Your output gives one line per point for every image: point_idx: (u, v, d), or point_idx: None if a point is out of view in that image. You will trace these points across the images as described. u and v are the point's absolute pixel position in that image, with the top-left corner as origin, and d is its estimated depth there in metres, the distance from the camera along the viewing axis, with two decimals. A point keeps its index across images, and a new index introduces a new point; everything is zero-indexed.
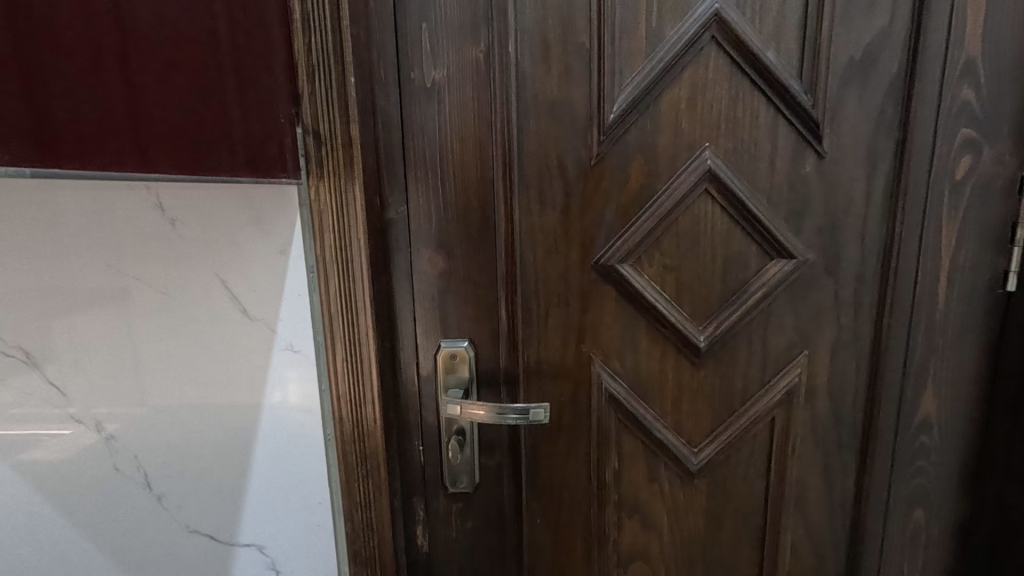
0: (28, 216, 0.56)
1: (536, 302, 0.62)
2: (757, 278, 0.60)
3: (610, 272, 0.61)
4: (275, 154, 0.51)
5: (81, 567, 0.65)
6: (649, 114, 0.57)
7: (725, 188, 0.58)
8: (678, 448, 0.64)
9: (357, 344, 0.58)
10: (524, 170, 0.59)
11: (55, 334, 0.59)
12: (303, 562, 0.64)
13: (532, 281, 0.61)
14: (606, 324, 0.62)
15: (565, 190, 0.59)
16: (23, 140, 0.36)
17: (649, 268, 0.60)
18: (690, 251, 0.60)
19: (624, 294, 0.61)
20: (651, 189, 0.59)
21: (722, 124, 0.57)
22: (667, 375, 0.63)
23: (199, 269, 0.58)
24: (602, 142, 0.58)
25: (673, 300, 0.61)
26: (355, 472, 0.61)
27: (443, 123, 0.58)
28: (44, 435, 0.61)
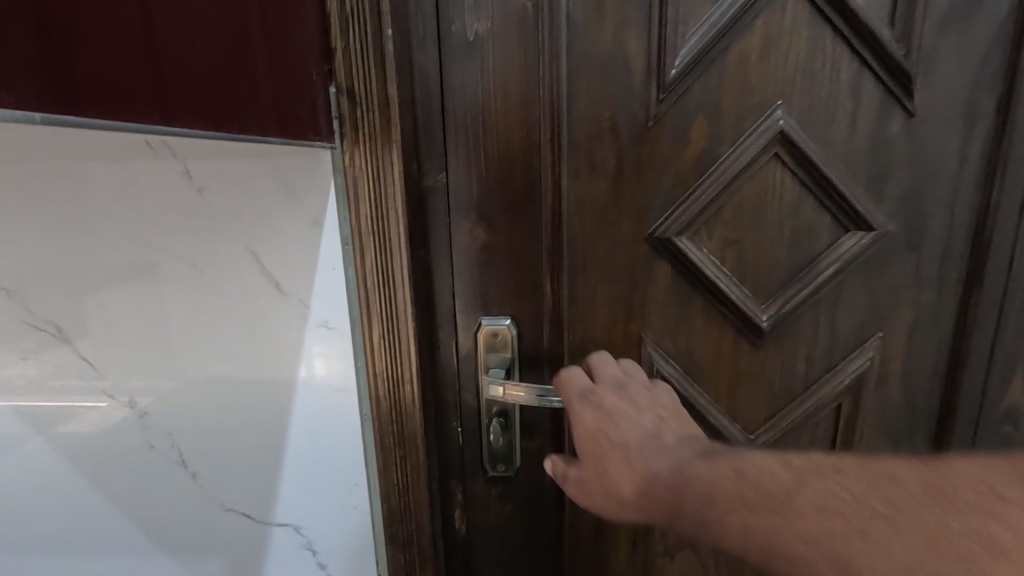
0: (55, 183, 0.54)
1: (584, 278, 0.57)
2: (831, 252, 0.54)
3: (667, 246, 0.56)
4: (308, 116, 0.47)
5: (118, 542, 0.65)
6: (715, 70, 0.51)
7: (798, 151, 0.52)
8: (734, 436, 0.60)
9: (394, 321, 0.55)
10: (574, 133, 0.54)
11: (86, 307, 0.57)
12: (339, 544, 0.63)
13: (580, 255, 0.57)
14: (659, 301, 0.57)
15: (619, 155, 0.54)
16: (29, 80, 0.30)
17: (708, 241, 0.55)
18: (755, 222, 0.54)
19: (680, 268, 0.56)
20: (715, 153, 0.53)
21: (799, 78, 0.51)
22: (724, 357, 0.58)
23: (229, 240, 0.55)
24: (660, 101, 0.52)
25: (733, 275, 0.56)
26: (391, 455, 0.58)
27: (485, 81, 0.53)
28: (78, 408, 0.60)
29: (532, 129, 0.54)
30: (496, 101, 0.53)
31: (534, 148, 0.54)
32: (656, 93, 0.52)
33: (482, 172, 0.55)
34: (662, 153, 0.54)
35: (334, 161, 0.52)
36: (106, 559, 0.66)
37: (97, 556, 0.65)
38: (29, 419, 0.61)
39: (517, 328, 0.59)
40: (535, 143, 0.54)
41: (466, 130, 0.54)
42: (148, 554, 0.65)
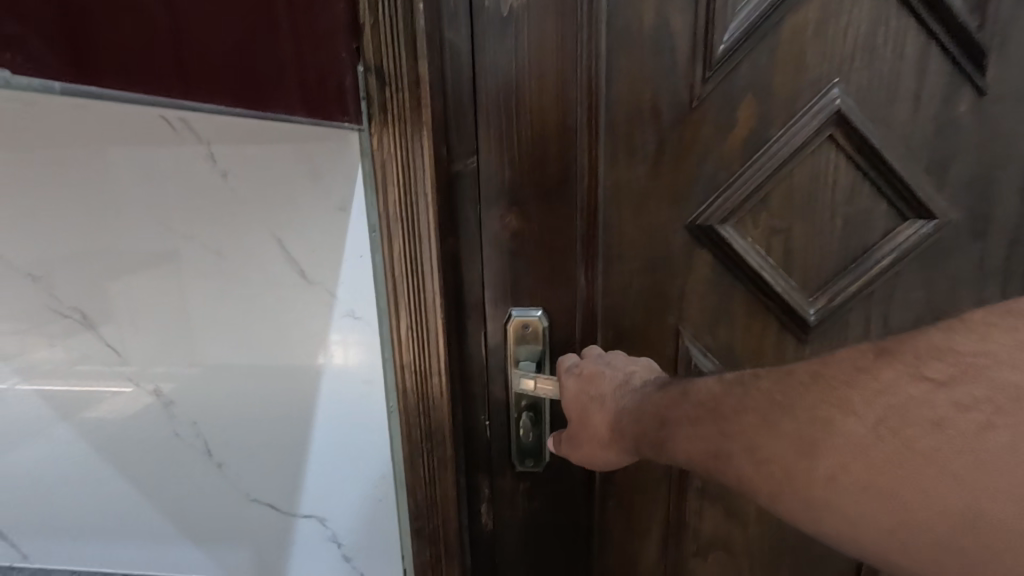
0: (78, 167, 0.53)
1: (620, 267, 0.55)
2: (886, 242, 0.52)
3: (710, 235, 0.53)
4: (335, 96, 0.45)
5: (144, 529, 0.65)
6: (766, 45, 0.48)
7: (855, 133, 0.49)
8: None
9: (423, 312, 0.53)
10: (612, 114, 0.51)
11: (111, 293, 0.56)
12: (364, 537, 0.61)
13: (616, 243, 0.54)
14: (699, 293, 0.55)
15: (660, 137, 0.51)
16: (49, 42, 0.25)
17: (754, 230, 0.52)
18: (804, 210, 0.52)
19: (723, 259, 0.53)
20: (763, 135, 0.50)
21: (858, 53, 0.48)
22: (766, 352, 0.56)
23: (254, 227, 0.53)
24: (706, 79, 0.49)
25: (779, 266, 0.53)
26: (419, 449, 0.57)
27: (521, 59, 0.50)
28: (106, 393, 0.60)
29: (569, 109, 0.51)
30: (531, 80, 0.50)
31: (569, 130, 0.51)
32: (701, 71, 0.49)
33: (515, 156, 0.52)
34: (706, 135, 0.51)
35: (361, 145, 0.50)
36: (132, 546, 0.66)
37: (124, 543, 0.66)
38: (56, 405, 0.61)
39: (548, 320, 0.56)
40: (571, 124, 0.51)
41: (498, 110, 0.51)
42: (174, 543, 0.65)
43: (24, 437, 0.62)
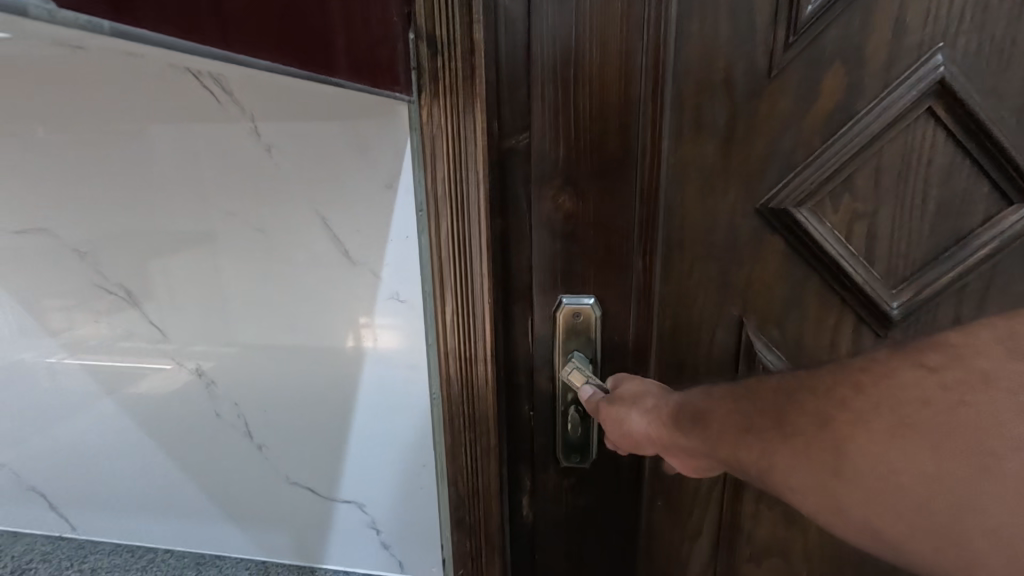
0: (122, 141, 0.52)
1: (681, 251, 0.52)
2: (985, 230, 0.47)
3: (782, 218, 0.49)
4: (387, 64, 0.42)
5: (185, 506, 0.65)
6: (861, 5, 0.44)
7: (956, 105, 0.45)
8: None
9: (470, 296, 0.50)
10: (680, 83, 0.47)
11: (152, 271, 0.56)
12: (403, 526, 0.60)
13: (677, 225, 0.51)
14: (768, 282, 0.51)
15: (733, 109, 0.47)
16: None
17: (833, 215, 0.49)
18: (891, 192, 0.47)
19: (799, 248, 0.50)
20: (850, 107, 0.46)
21: (967, 12, 0.43)
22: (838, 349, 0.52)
23: (297, 205, 0.51)
24: (789, 45, 0.45)
25: (860, 254, 0.49)
26: (463, 439, 0.55)
27: (582, 22, 0.46)
28: (149, 369, 0.59)
29: (633, 79, 0.47)
30: (595, 48, 0.46)
31: (628, 99, 0.47)
32: (784, 36, 0.45)
33: (571, 131, 0.49)
34: (784, 108, 0.47)
35: (410, 118, 0.47)
36: (174, 523, 0.66)
37: (167, 519, 0.66)
38: (101, 381, 0.61)
39: (602, 309, 0.53)
40: (635, 95, 0.47)
41: (554, 81, 0.48)
42: (214, 522, 0.65)
43: (72, 411, 0.63)
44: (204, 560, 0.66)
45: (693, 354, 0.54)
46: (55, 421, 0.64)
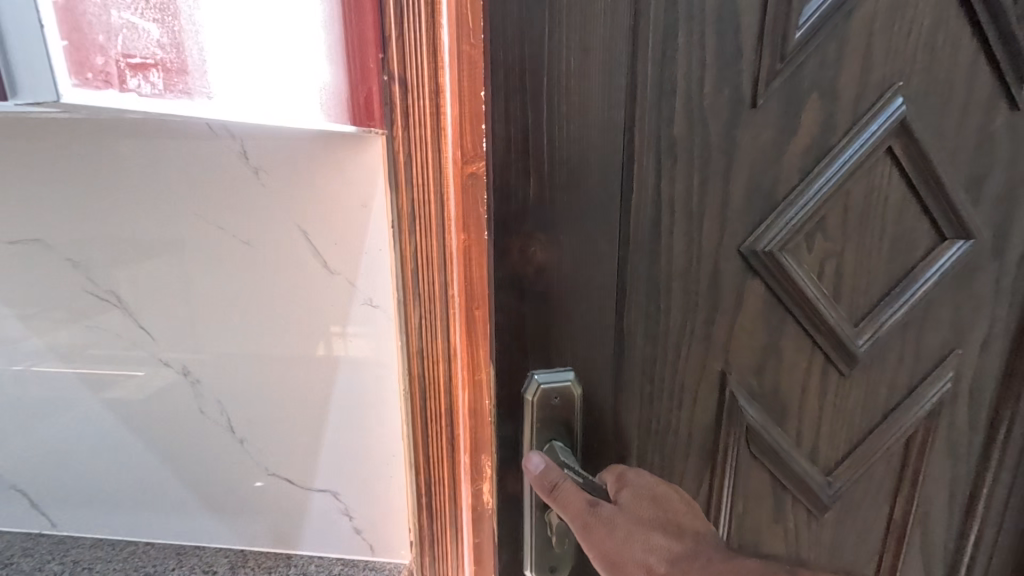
0: (119, 160, 0.57)
1: (662, 301, 0.48)
2: (926, 266, 0.50)
3: (769, 264, 0.48)
4: (363, 102, 0.51)
5: (167, 500, 0.69)
6: (839, 37, 0.43)
7: (913, 145, 0.46)
8: (795, 461, 0.54)
9: (438, 302, 0.57)
10: (674, 114, 0.43)
11: (124, 282, 0.61)
12: (375, 512, 0.67)
13: (666, 269, 0.47)
14: (745, 329, 0.49)
15: (716, 140, 0.44)
16: (171, 75, 0.24)
17: (809, 256, 0.48)
18: (856, 233, 0.48)
19: (779, 291, 0.49)
20: (821, 145, 0.45)
21: (920, 55, 0.44)
22: (807, 387, 0.52)
23: (278, 219, 0.57)
24: (778, 71, 0.43)
25: (829, 294, 0.49)
26: (423, 429, 0.61)
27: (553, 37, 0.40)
28: (118, 375, 0.64)
29: (616, 107, 0.42)
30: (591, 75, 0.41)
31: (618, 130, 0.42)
32: (772, 64, 0.43)
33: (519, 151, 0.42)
34: (763, 142, 0.45)
35: (385, 149, 0.54)
36: (156, 516, 0.70)
37: (149, 513, 0.70)
38: (90, 380, 0.65)
39: (581, 361, 0.48)
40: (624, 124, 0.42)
41: (535, 115, 0.42)
42: (195, 514, 0.69)
43: (59, 408, 0.66)
44: (184, 551, 0.70)
45: (671, 406, 0.51)
46: (40, 417, 0.67)
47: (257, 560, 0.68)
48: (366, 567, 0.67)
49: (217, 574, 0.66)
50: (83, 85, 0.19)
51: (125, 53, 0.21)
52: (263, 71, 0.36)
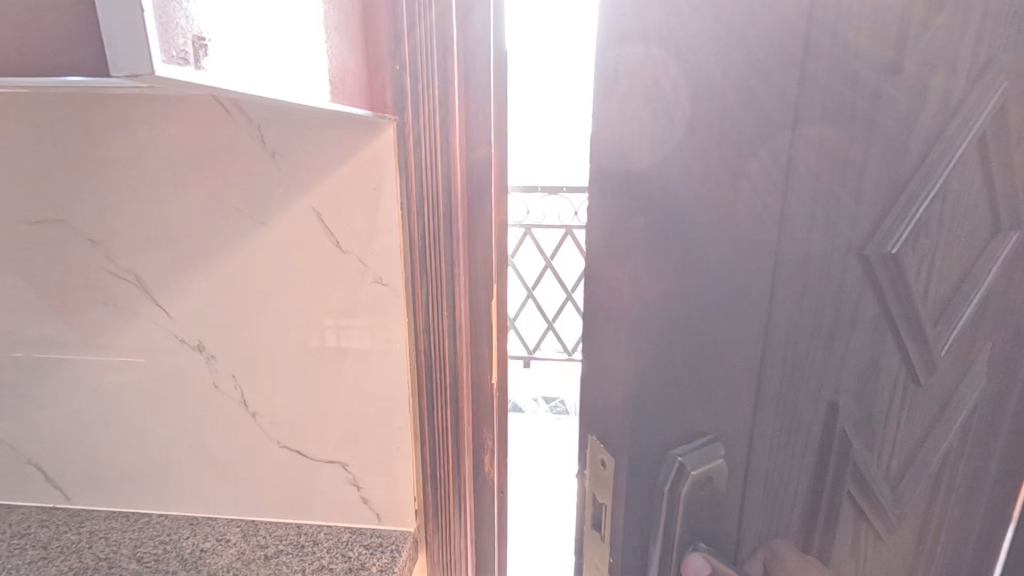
0: (140, 144, 0.59)
1: (793, 334, 0.31)
2: None
3: (890, 262, 0.32)
4: (369, 91, 0.53)
5: (180, 474, 0.71)
6: None
7: None
8: (882, 498, 0.38)
9: (444, 280, 0.61)
10: (832, 72, 0.27)
11: (141, 262, 0.63)
12: (380, 483, 0.69)
13: (801, 304, 0.31)
14: (854, 349, 0.33)
15: (856, 128, 0.29)
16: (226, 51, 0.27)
17: (934, 247, 0.33)
18: (976, 226, 0.34)
19: (895, 307, 0.33)
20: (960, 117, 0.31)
21: None
22: (903, 430, 0.37)
23: (294, 200, 0.59)
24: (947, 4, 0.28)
25: (941, 297, 0.35)
26: (429, 400, 0.65)
27: None
28: (134, 352, 0.67)
29: (759, 55, 0.26)
30: (709, 50, 0.26)
31: (744, 118, 0.27)
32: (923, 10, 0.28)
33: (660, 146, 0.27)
34: (900, 109, 0.29)
35: (395, 135, 0.57)
36: (169, 489, 0.72)
37: (162, 485, 0.72)
38: (107, 356, 0.67)
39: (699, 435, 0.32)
40: (763, 112, 0.27)
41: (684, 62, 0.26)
42: (207, 486, 0.72)
43: (78, 384, 0.69)
44: (197, 521, 0.73)
45: (793, 481, 0.35)
46: (58, 391, 0.69)
47: (267, 529, 0.71)
48: (372, 534, 0.70)
49: (231, 542, 0.69)
50: (168, 62, 0.23)
51: (199, 36, 0.25)
52: (300, 46, 0.38)
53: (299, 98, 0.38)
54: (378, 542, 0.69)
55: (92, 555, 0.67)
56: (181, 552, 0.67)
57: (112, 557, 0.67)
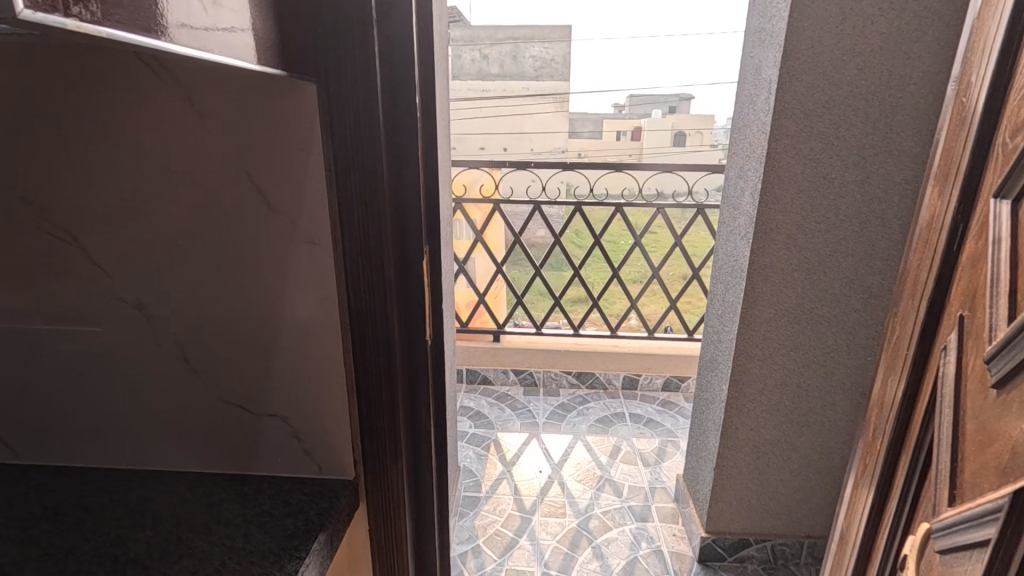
0: (57, 101, 0.58)
1: None
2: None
3: None
4: (294, 54, 0.56)
5: (123, 429, 0.73)
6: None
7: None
8: None
9: (372, 239, 0.64)
10: None
11: (69, 220, 0.63)
12: (320, 434, 0.72)
13: None
14: None
15: None
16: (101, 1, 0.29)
17: None
18: None
19: None
20: None
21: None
22: None
23: (222, 160, 0.61)
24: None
25: None
26: (361, 354, 0.69)
27: None
28: (72, 310, 0.68)
29: None
30: None
31: None
32: None
33: None
34: None
35: (320, 97, 0.59)
36: (114, 444, 0.74)
37: (107, 441, 0.74)
38: (45, 314, 0.68)
39: None
40: None
41: None
42: (153, 441, 0.74)
43: (17, 343, 0.69)
44: (143, 474, 0.75)
45: None
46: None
47: (213, 480, 0.74)
48: (314, 483, 0.74)
49: (178, 491, 0.72)
50: (33, 9, 0.25)
51: None
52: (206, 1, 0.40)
53: (205, 51, 0.41)
54: (319, 489, 0.73)
55: (41, 505, 0.69)
56: (128, 502, 0.70)
57: (60, 507, 0.69)
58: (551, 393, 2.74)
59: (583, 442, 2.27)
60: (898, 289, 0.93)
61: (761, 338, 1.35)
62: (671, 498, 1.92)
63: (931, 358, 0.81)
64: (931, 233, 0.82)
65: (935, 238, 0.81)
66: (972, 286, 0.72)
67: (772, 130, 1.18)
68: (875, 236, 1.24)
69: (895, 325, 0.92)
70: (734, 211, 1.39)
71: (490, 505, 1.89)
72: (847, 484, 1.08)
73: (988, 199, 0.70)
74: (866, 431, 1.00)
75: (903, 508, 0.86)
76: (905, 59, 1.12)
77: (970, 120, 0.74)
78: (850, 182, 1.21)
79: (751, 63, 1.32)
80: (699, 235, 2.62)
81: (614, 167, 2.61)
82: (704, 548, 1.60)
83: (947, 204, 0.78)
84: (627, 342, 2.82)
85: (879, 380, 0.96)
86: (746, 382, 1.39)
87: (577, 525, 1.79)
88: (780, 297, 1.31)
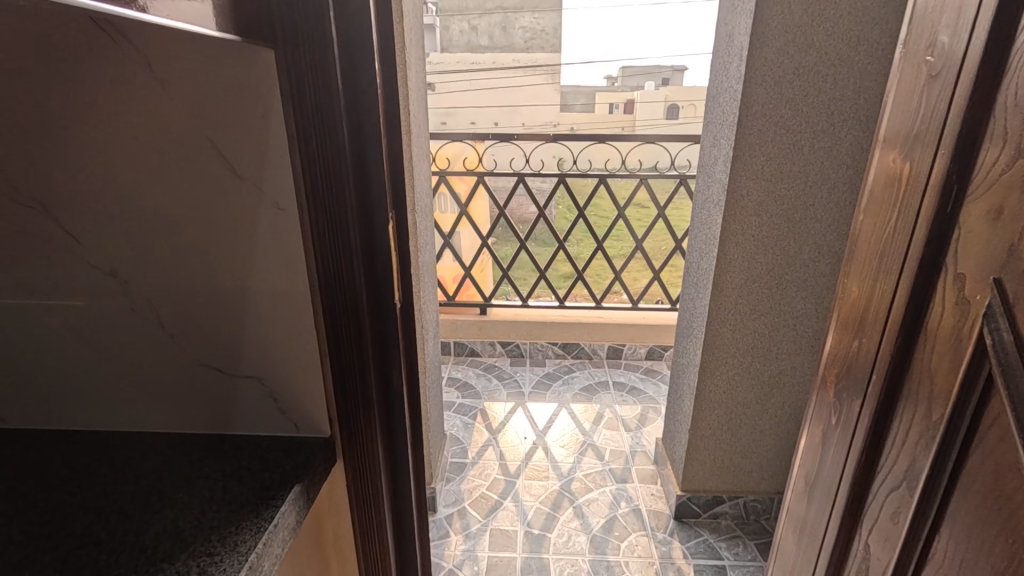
0: (13, 69, 0.58)
1: None
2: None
3: None
4: (248, 20, 0.57)
5: (103, 392, 0.76)
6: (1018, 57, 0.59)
7: None
8: None
9: (335, 203, 0.66)
10: None
11: (36, 189, 0.64)
12: (294, 393, 0.75)
13: None
14: None
15: None
16: None
17: None
18: None
19: None
20: None
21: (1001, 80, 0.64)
22: None
23: (184, 127, 0.62)
24: None
25: None
26: (332, 316, 0.71)
27: None
28: (46, 278, 0.69)
29: None
30: None
31: None
32: None
33: None
34: None
35: (277, 61, 0.60)
36: (96, 407, 0.77)
37: (88, 404, 0.77)
38: (19, 283, 0.70)
39: None
40: None
41: None
42: (133, 403, 0.77)
43: None
44: (125, 435, 0.78)
45: None
46: None
47: (194, 438, 0.77)
48: (292, 440, 0.77)
49: (160, 450, 0.75)
50: None
51: None
52: None
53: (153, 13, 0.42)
54: (299, 447, 0.76)
55: (26, 464, 0.72)
56: (112, 460, 0.73)
57: (46, 465, 0.72)
58: (538, 363, 2.80)
59: (567, 410, 2.33)
60: (853, 251, 0.98)
61: (732, 303, 1.38)
62: (651, 460, 1.99)
63: (912, 321, 0.79)
64: (906, 195, 0.81)
65: (912, 201, 0.80)
66: (1002, 249, 0.63)
67: (743, 96, 1.19)
68: (843, 199, 1.27)
69: (852, 286, 0.96)
70: (709, 178, 1.41)
71: (477, 470, 1.95)
72: (811, 438, 1.13)
73: (1012, 156, 0.61)
74: (826, 388, 1.05)
75: (871, 460, 0.90)
76: (875, 22, 1.12)
77: (942, 80, 0.73)
78: (820, 147, 1.23)
79: (724, 29, 1.33)
80: (683, 206, 2.65)
81: (598, 138, 2.61)
82: (680, 504, 1.67)
83: (929, 166, 0.75)
84: (612, 313, 2.86)
85: (839, 340, 1.01)
86: (718, 345, 1.43)
87: (560, 487, 1.86)
88: (752, 263, 1.34)
